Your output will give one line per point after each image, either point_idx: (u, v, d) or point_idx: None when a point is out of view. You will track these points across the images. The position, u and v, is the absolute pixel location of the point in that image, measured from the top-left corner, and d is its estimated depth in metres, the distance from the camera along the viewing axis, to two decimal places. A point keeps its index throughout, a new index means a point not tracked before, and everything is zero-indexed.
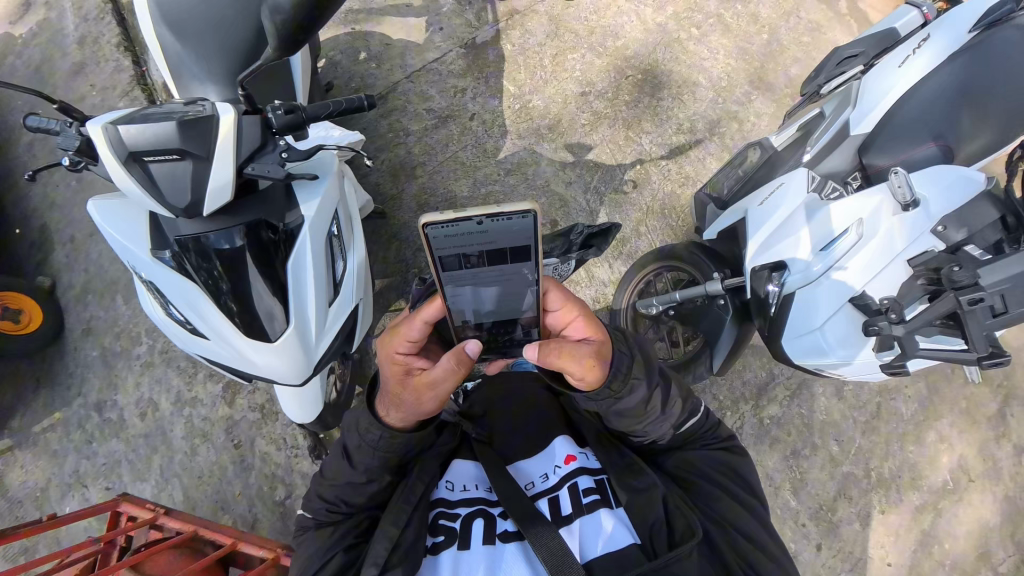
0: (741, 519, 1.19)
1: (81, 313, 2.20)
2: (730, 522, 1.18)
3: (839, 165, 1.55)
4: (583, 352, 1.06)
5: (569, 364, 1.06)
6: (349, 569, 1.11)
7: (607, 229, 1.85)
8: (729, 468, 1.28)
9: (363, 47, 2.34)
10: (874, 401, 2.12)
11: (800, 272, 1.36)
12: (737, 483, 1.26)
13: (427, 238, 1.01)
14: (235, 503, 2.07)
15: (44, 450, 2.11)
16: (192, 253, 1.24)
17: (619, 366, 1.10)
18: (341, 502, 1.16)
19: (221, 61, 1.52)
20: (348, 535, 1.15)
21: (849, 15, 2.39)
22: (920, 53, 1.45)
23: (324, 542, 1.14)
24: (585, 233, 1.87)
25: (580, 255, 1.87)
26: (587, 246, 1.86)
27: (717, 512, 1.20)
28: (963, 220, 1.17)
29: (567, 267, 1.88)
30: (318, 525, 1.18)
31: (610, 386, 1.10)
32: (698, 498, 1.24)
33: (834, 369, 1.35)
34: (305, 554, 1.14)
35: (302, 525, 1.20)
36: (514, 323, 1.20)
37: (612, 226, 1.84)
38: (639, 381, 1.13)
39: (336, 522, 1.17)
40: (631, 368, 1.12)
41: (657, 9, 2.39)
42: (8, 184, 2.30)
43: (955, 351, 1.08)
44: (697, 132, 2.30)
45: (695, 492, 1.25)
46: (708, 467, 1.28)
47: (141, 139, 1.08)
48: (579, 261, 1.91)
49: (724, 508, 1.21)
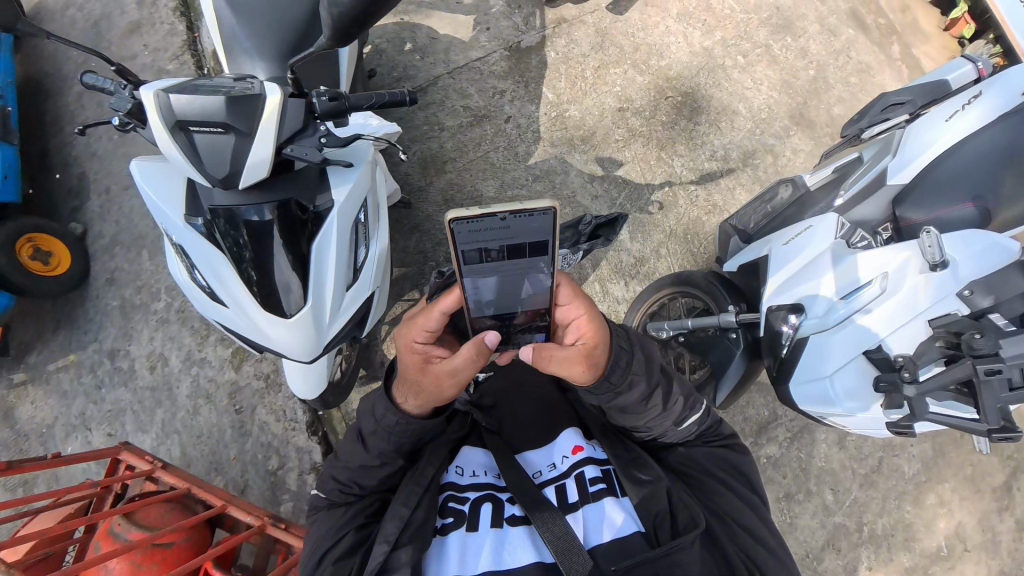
0: (742, 513, 1.16)
1: (106, 262, 2.27)
2: (731, 517, 1.15)
3: (871, 214, 1.52)
4: (568, 355, 1.09)
5: (552, 366, 1.11)
6: (361, 547, 1.12)
7: (615, 218, 1.60)
8: (731, 465, 1.25)
9: (409, 38, 2.37)
10: (876, 455, 2.09)
11: (817, 316, 1.34)
12: (740, 481, 1.23)
13: (451, 232, 1.02)
14: (229, 466, 2.11)
15: (55, 389, 2.18)
16: (221, 221, 1.28)
17: (619, 359, 1.10)
18: (354, 484, 1.18)
19: (272, 37, 1.56)
20: (360, 515, 1.17)
21: (901, 60, 2.35)
22: (970, 108, 1.39)
23: (336, 522, 1.16)
24: (594, 223, 1.60)
25: (589, 247, 1.63)
26: (595, 237, 1.62)
27: (718, 507, 1.17)
28: (992, 287, 1.14)
29: (575, 259, 1.64)
30: (330, 505, 1.21)
31: (608, 381, 1.10)
32: (700, 492, 1.21)
33: (839, 419, 1.34)
34: (317, 534, 1.17)
35: (314, 504, 1.24)
36: (512, 315, 1.19)
37: (621, 215, 1.59)
38: (639, 376, 1.12)
39: (348, 503, 1.20)
40: (629, 361, 1.12)
41: (706, 33, 2.38)
42: (54, 130, 2.38)
43: (963, 420, 1.05)
44: (730, 161, 2.28)
45: (698, 487, 1.21)
46: (708, 463, 1.25)
47: (189, 109, 1.13)
48: (587, 253, 1.67)
49: (726, 503, 1.17)
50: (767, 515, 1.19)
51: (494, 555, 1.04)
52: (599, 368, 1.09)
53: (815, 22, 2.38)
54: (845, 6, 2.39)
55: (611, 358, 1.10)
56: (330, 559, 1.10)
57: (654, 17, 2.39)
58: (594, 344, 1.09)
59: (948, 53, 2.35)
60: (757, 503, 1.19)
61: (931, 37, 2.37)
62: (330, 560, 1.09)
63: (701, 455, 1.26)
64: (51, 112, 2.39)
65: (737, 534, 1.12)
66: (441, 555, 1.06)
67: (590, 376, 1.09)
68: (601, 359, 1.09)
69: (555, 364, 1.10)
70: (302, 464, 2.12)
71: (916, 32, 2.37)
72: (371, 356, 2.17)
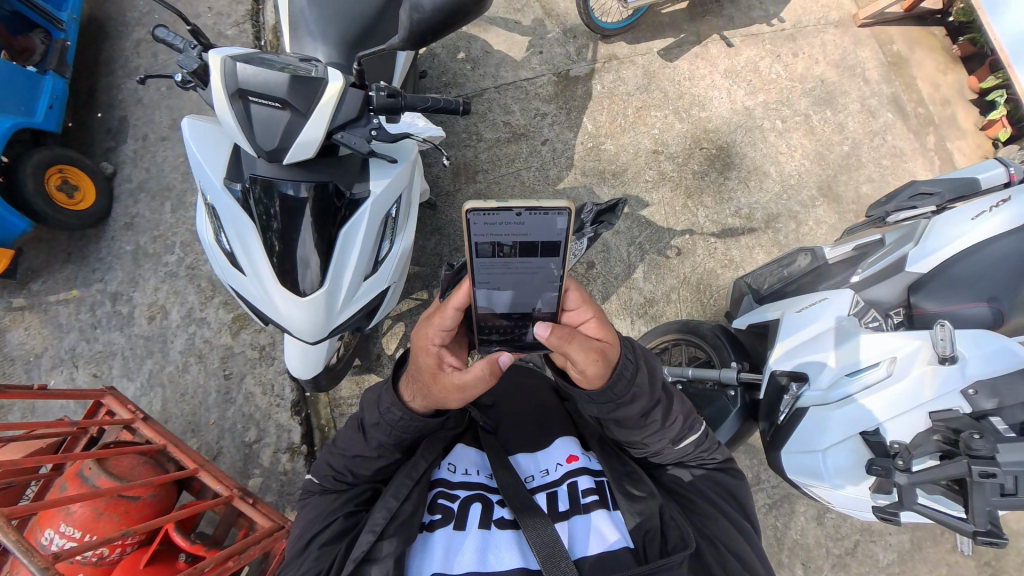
0: (733, 540, 1.13)
1: (128, 207, 2.30)
2: (721, 541, 1.12)
3: (885, 296, 1.54)
4: (590, 342, 1.04)
5: (574, 349, 1.03)
6: (347, 534, 1.14)
7: (614, 204, 1.92)
8: (724, 489, 1.23)
9: (464, 48, 2.44)
10: (853, 538, 2.06)
11: (821, 389, 1.36)
12: (732, 505, 1.22)
13: (467, 222, 1.02)
14: (206, 430, 2.10)
15: (51, 320, 2.19)
16: (257, 189, 1.31)
17: (622, 370, 1.08)
18: (348, 473, 1.20)
19: (337, 25, 1.61)
20: (351, 503, 1.19)
21: (934, 152, 2.39)
22: (995, 213, 1.43)
23: (327, 507, 1.18)
24: (595, 211, 1.89)
25: (593, 232, 1.90)
26: (598, 222, 1.90)
27: (709, 531, 1.15)
28: (996, 389, 1.14)
29: (580, 245, 1.89)
30: (322, 492, 1.23)
31: (610, 392, 1.09)
32: (692, 514, 1.18)
33: (825, 494, 1.35)
34: (306, 518, 1.19)
35: (307, 489, 1.26)
36: (529, 319, 1.23)
37: (619, 201, 1.91)
38: (642, 391, 1.10)
39: (340, 492, 1.22)
40: (634, 374, 1.09)
41: (749, 93, 2.44)
42: (105, 71, 2.43)
43: (951, 517, 1.05)
44: (753, 220, 2.31)
45: (693, 510, 1.19)
46: (704, 487, 1.23)
47: (252, 80, 1.18)
48: (592, 239, 1.93)
49: (718, 527, 1.15)
50: (758, 543, 1.17)
51: (479, 554, 1.02)
52: (612, 366, 1.07)
53: (856, 101, 2.44)
54: (887, 91, 2.45)
55: (620, 364, 1.08)
56: (317, 542, 1.11)
57: (702, 70, 2.46)
58: (609, 343, 1.08)
59: (981, 152, 2.38)
60: (745, 526, 1.18)
61: (967, 134, 2.40)
62: (316, 544, 1.11)
63: (700, 481, 1.24)
64: (106, 54, 2.45)
65: (728, 561, 1.09)
66: (425, 551, 1.04)
67: (601, 369, 1.05)
68: (613, 359, 1.07)
69: (576, 346, 1.03)
70: (279, 442, 2.10)
71: (953, 127, 2.41)
72: (369, 346, 2.18)
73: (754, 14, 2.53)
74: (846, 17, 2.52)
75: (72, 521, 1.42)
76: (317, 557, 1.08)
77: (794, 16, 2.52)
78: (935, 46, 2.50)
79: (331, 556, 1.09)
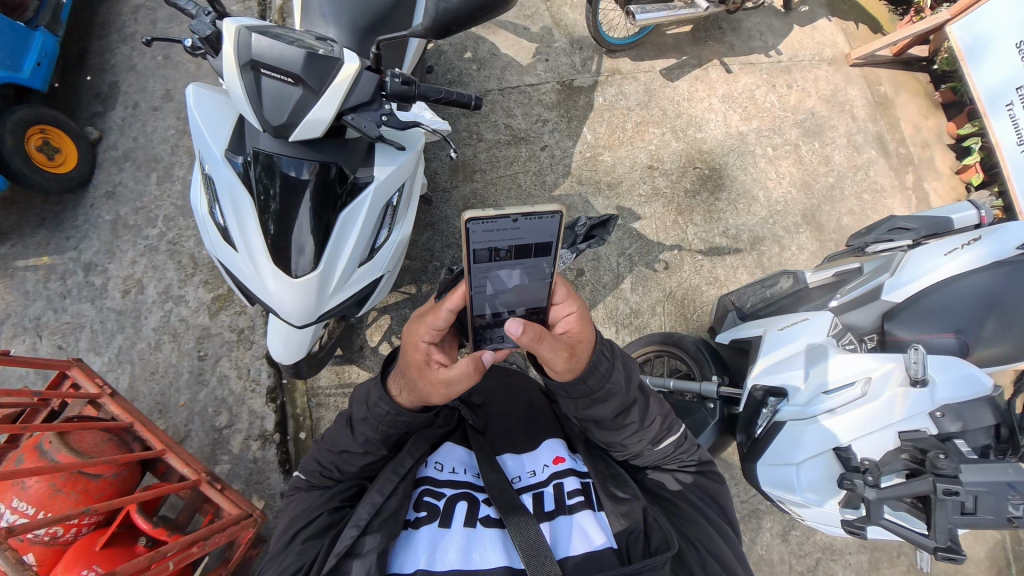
0: (717, 544, 1.13)
1: (111, 175, 2.22)
2: (703, 544, 1.13)
3: (862, 321, 1.59)
4: (558, 342, 1.05)
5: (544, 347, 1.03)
6: (332, 528, 1.11)
7: (607, 220, 1.92)
8: (708, 493, 1.25)
9: (471, 48, 2.46)
10: (815, 555, 2.11)
11: (798, 405, 1.39)
12: (715, 510, 1.23)
13: (466, 232, 1.02)
14: (175, 412, 2.03)
15: (18, 286, 2.09)
16: (259, 166, 1.29)
17: (597, 363, 1.10)
18: (334, 469, 1.18)
19: (350, 11, 1.60)
20: (336, 499, 1.17)
21: (911, 190, 2.51)
22: (966, 250, 1.51)
23: (311, 504, 1.16)
24: (588, 225, 1.92)
25: (584, 247, 1.94)
26: (589, 237, 1.93)
27: (693, 534, 1.15)
28: (960, 414, 1.23)
29: (570, 257, 1.92)
30: (308, 488, 1.21)
31: (584, 386, 1.11)
32: (679, 519, 1.19)
33: (798, 508, 1.39)
34: (292, 513, 1.16)
35: (293, 486, 1.23)
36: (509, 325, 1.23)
37: (612, 218, 1.92)
38: (618, 386, 1.13)
39: (325, 487, 1.20)
40: (609, 369, 1.12)
41: (744, 118, 2.52)
42: (100, 34, 2.36)
43: (914, 532, 1.07)
44: (739, 241, 2.38)
45: (678, 515, 1.19)
46: (690, 494, 1.24)
47: (266, 53, 1.17)
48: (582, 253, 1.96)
49: (700, 531, 1.16)
50: (738, 545, 1.19)
51: (463, 552, 1.01)
52: (582, 363, 1.09)
53: (844, 135, 2.55)
54: (873, 129, 2.57)
55: (591, 362, 1.10)
56: (301, 537, 1.09)
57: (701, 93, 2.54)
58: (581, 339, 1.10)
59: (955, 195, 2.51)
60: (727, 530, 1.19)
61: (943, 176, 2.54)
62: (301, 538, 1.09)
63: (687, 488, 1.25)
64: (102, 17, 2.38)
65: (707, 561, 1.10)
66: (409, 549, 1.02)
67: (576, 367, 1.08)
68: (585, 355, 1.09)
69: (545, 347, 1.03)
70: (251, 428, 2.04)
71: (931, 168, 2.54)
72: (353, 337, 2.15)
73: (754, 44, 2.63)
74: (840, 56, 2.65)
75: (26, 496, 1.35)
76: (301, 551, 1.06)
77: (792, 49, 2.64)
78: (918, 91, 2.65)
79: (314, 551, 1.06)
